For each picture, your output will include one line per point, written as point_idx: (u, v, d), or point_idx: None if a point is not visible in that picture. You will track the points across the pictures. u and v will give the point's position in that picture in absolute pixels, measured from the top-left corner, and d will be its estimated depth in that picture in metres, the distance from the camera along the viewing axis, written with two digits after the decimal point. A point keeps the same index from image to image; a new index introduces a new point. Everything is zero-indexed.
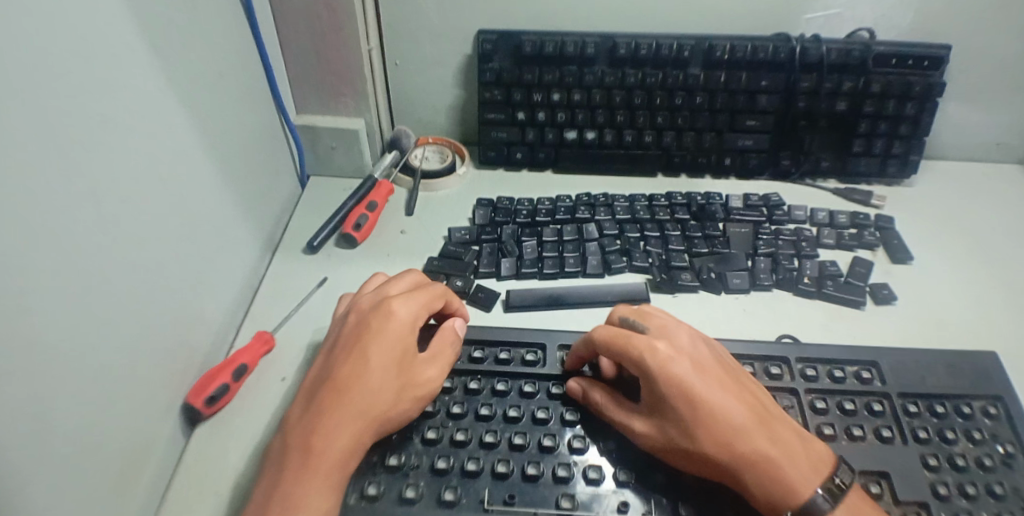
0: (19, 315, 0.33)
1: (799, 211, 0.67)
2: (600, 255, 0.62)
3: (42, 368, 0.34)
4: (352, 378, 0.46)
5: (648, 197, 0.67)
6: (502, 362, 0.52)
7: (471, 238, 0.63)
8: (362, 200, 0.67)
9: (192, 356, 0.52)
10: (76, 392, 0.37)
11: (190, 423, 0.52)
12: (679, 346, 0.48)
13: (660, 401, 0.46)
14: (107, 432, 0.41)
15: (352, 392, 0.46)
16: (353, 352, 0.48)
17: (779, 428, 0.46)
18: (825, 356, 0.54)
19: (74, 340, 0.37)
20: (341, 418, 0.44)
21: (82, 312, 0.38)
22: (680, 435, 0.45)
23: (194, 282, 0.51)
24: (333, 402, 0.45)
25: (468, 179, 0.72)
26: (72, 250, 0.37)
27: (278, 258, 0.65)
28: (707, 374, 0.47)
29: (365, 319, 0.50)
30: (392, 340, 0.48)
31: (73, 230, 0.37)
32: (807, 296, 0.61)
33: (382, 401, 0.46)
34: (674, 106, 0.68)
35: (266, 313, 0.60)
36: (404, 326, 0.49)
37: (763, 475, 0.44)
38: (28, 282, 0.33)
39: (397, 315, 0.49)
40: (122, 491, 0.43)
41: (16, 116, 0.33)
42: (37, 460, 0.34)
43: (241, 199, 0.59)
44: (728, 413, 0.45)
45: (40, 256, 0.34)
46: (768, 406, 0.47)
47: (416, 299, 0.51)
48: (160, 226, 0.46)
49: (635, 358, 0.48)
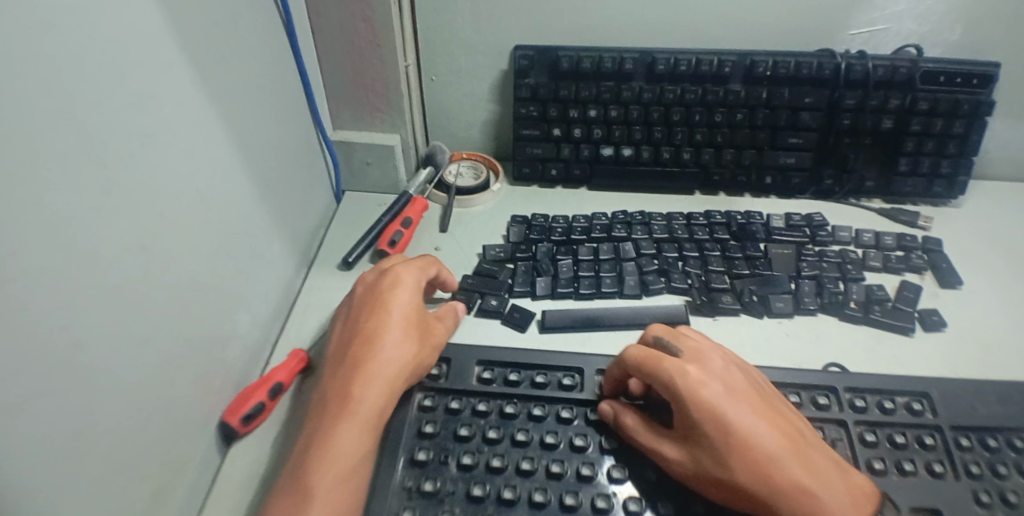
0: (56, 337, 0.33)
1: (843, 231, 0.65)
2: (637, 275, 0.60)
3: (78, 388, 0.34)
4: (372, 332, 0.51)
5: (686, 215, 0.66)
6: (539, 385, 0.52)
7: (506, 255, 0.63)
8: (397, 216, 0.67)
9: (227, 375, 0.52)
10: (112, 410, 0.37)
11: (226, 440, 0.52)
12: (711, 369, 0.47)
13: (690, 425, 0.45)
14: (142, 451, 0.41)
15: (377, 344, 0.50)
16: (368, 312, 0.53)
17: (815, 457, 0.44)
18: (873, 386, 0.52)
19: (110, 360, 0.37)
20: (372, 366, 0.49)
21: (121, 331, 0.38)
22: (712, 462, 0.44)
23: (230, 299, 0.51)
24: (362, 355, 0.50)
25: (501, 195, 0.72)
26: (107, 273, 0.37)
27: (313, 274, 0.65)
28: (740, 399, 0.45)
29: (377, 285, 0.55)
30: (404, 299, 0.53)
31: (111, 252, 0.37)
32: (853, 321, 0.59)
33: (406, 351, 0.50)
34: (713, 123, 0.67)
35: (300, 330, 0.60)
36: (411, 287, 0.55)
37: (800, 505, 0.42)
38: (66, 304, 0.33)
39: (403, 278, 0.55)
40: (156, 511, 0.43)
41: (50, 139, 0.32)
42: (71, 480, 0.34)
43: (276, 215, 0.59)
44: (763, 443, 0.43)
45: (74, 280, 0.34)
46: (806, 434, 0.46)
47: (417, 267, 0.57)
48: (197, 244, 0.46)
49: (665, 381, 0.46)
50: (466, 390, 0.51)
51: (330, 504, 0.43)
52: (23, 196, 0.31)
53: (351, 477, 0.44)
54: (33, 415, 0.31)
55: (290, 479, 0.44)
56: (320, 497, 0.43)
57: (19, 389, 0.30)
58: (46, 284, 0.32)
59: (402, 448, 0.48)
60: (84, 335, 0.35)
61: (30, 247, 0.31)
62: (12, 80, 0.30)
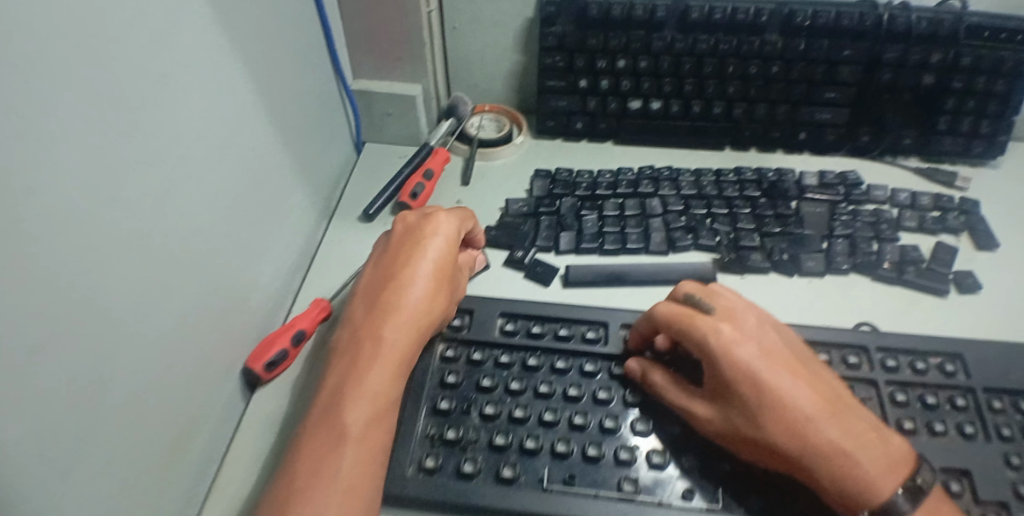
0: (81, 277, 0.33)
1: (879, 190, 0.62)
2: (664, 232, 0.59)
3: (106, 329, 0.34)
4: (411, 277, 0.50)
5: (715, 171, 0.63)
6: (562, 338, 0.51)
7: (529, 210, 0.61)
8: (419, 168, 0.66)
9: (250, 322, 0.52)
10: (137, 353, 0.37)
11: (249, 386, 0.52)
12: (746, 329, 0.46)
13: (722, 384, 0.44)
14: (166, 395, 0.41)
15: (412, 290, 0.49)
16: (406, 254, 0.51)
17: (852, 419, 0.42)
18: (906, 346, 0.50)
19: (133, 303, 0.37)
20: (407, 312, 0.48)
21: (142, 274, 0.37)
22: (743, 421, 0.43)
23: (251, 247, 0.51)
24: (397, 299, 0.48)
25: (525, 149, 0.70)
26: (130, 216, 0.36)
27: (333, 225, 0.64)
28: (775, 360, 0.44)
29: (414, 229, 0.53)
30: (442, 247, 0.52)
31: (133, 194, 0.36)
32: (886, 282, 0.57)
33: (439, 301, 0.50)
34: (747, 76, 0.64)
35: (322, 280, 0.60)
36: (451, 235, 0.53)
37: (836, 469, 0.41)
38: (91, 244, 0.33)
39: (443, 224, 0.53)
40: (181, 453, 0.43)
41: (74, 75, 0.32)
42: (102, 418, 0.35)
43: (297, 164, 0.58)
44: (798, 402, 0.42)
45: (99, 221, 0.34)
46: (843, 397, 0.44)
47: (456, 215, 0.55)
48: (217, 190, 0.46)
49: (696, 339, 0.45)
50: (489, 342, 0.51)
51: (364, 441, 0.42)
52: (44, 134, 0.30)
53: (383, 417, 0.44)
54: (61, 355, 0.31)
55: (321, 413, 0.43)
56: (355, 436, 0.42)
57: (46, 329, 0.30)
58: (71, 225, 0.32)
59: (424, 397, 0.48)
60: (107, 276, 0.34)
61: (55, 187, 0.31)
62: (30, 11, 0.29)
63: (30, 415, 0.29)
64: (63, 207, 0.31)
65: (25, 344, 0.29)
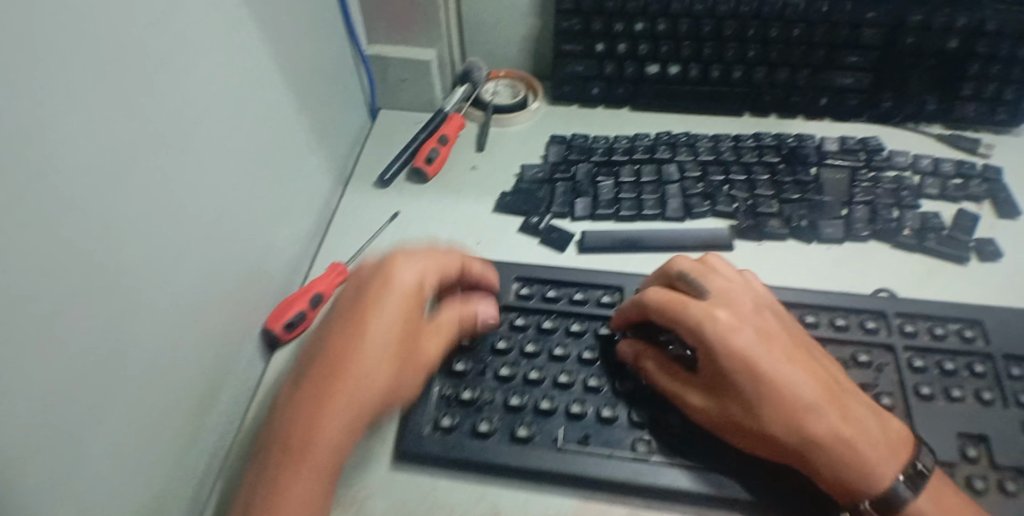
0: (104, 236, 0.33)
1: (900, 157, 0.61)
2: (681, 198, 0.58)
3: (127, 288, 0.35)
4: (353, 352, 0.41)
5: (734, 137, 0.62)
6: (577, 303, 0.52)
7: (544, 176, 0.61)
8: (434, 133, 0.66)
9: (268, 285, 0.52)
10: (158, 315, 0.38)
11: (269, 346, 0.53)
12: (744, 315, 0.44)
13: (720, 375, 0.42)
14: (186, 355, 0.42)
15: (348, 368, 0.41)
16: (351, 319, 0.42)
17: (852, 406, 0.42)
18: (924, 311, 0.50)
19: (153, 265, 0.37)
20: (339, 397, 0.40)
21: (161, 237, 0.38)
22: (741, 412, 0.41)
23: (267, 210, 0.51)
24: (330, 379, 0.40)
25: (540, 114, 0.69)
26: (146, 178, 0.36)
27: (349, 191, 0.64)
28: (774, 346, 0.43)
29: (365, 284, 0.44)
30: (391, 310, 0.43)
31: (152, 158, 0.37)
32: (905, 249, 0.56)
33: (382, 381, 0.41)
34: (768, 39, 0.63)
35: (338, 244, 0.60)
36: (409, 292, 0.44)
37: (837, 458, 0.40)
38: (111, 204, 0.34)
39: (403, 281, 0.44)
40: (202, 411, 0.44)
41: (90, 36, 0.32)
42: (127, 374, 0.36)
43: (313, 128, 0.58)
44: (799, 391, 0.41)
45: (117, 183, 0.34)
46: (840, 383, 0.43)
47: (420, 264, 0.46)
48: (232, 154, 0.46)
49: (692, 327, 0.43)
50: (504, 305, 0.52)
51: None
52: (64, 108, 0.30)
53: None
54: (85, 315, 0.32)
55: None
56: None
57: (67, 292, 0.31)
58: (90, 187, 0.32)
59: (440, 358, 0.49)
60: (128, 235, 0.35)
61: (73, 151, 0.31)
62: None
63: (57, 372, 0.30)
64: (80, 170, 0.31)
65: (45, 306, 0.29)
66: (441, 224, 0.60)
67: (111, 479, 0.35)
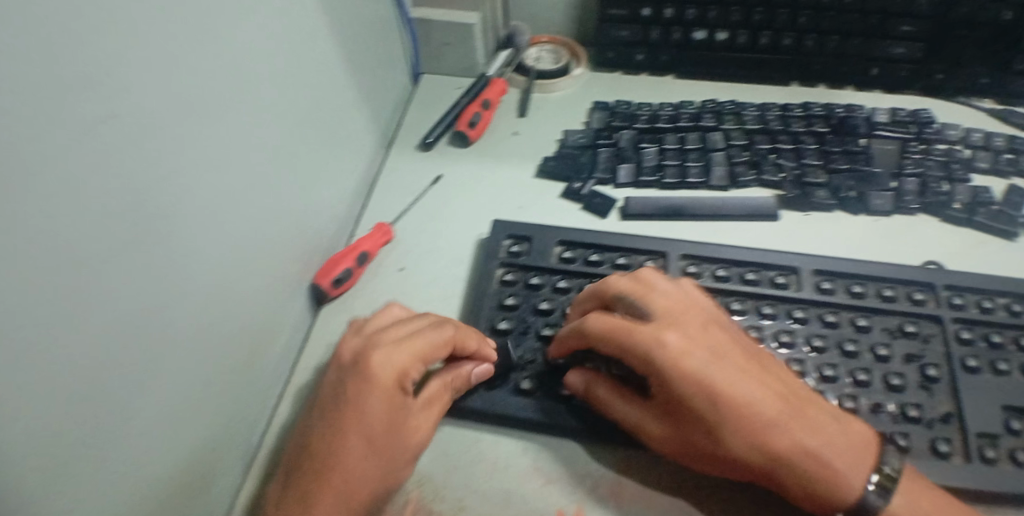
0: (158, 187, 0.34)
1: (951, 130, 0.59)
2: (726, 166, 0.58)
3: (179, 239, 0.36)
4: (331, 451, 0.40)
5: (782, 106, 0.61)
6: (621, 267, 0.52)
7: (587, 141, 0.61)
8: (476, 98, 0.66)
9: (316, 243, 0.53)
10: (208, 269, 0.39)
11: (317, 302, 0.55)
12: (692, 335, 0.43)
13: (676, 399, 0.41)
14: (236, 309, 0.43)
15: (329, 473, 0.40)
16: (331, 413, 0.41)
17: (813, 415, 0.40)
18: (973, 284, 0.50)
19: (204, 219, 0.38)
20: (321, 500, 0.39)
21: (211, 192, 0.39)
22: (704, 438, 0.41)
23: (314, 170, 0.52)
24: (312, 479, 0.40)
25: (583, 80, 0.69)
26: (197, 134, 0.37)
27: (392, 153, 0.65)
28: (724, 363, 0.41)
29: (344, 379, 0.42)
30: (368, 409, 0.41)
31: (202, 114, 0.37)
32: (954, 223, 0.56)
33: (365, 477, 0.40)
34: (820, 6, 0.61)
35: (382, 205, 0.61)
36: (387, 387, 0.41)
37: (801, 474, 0.39)
38: (163, 156, 0.34)
39: (380, 376, 0.41)
40: (254, 362, 0.46)
41: None
42: (179, 322, 0.37)
43: (359, 89, 0.58)
44: (755, 409, 0.40)
45: (174, 133, 0.35)
46: (800, 394, 0.41)
47: (399, 353, 0.43)
48: (281, 112, 0.46)
49: (641, 353, 0.42)
50: (548, 268, 0.52)
51: None
52: (125, 58, 0.31)
53: None
54: (137, 264, 0.33)
55: None
56: None
57: (126, 237, 0.32)
58: (150, 136, 0.33)
59: (484, 318, 0.50)
60: (179, 188, 0.36)
61: (133, 99, 0.32)
62: None
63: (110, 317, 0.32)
64: (140, 118, 0.32)
65: (107, 248, 0.31)
66: (484, 189, 0.61)
67: (166, 423, 0.37)
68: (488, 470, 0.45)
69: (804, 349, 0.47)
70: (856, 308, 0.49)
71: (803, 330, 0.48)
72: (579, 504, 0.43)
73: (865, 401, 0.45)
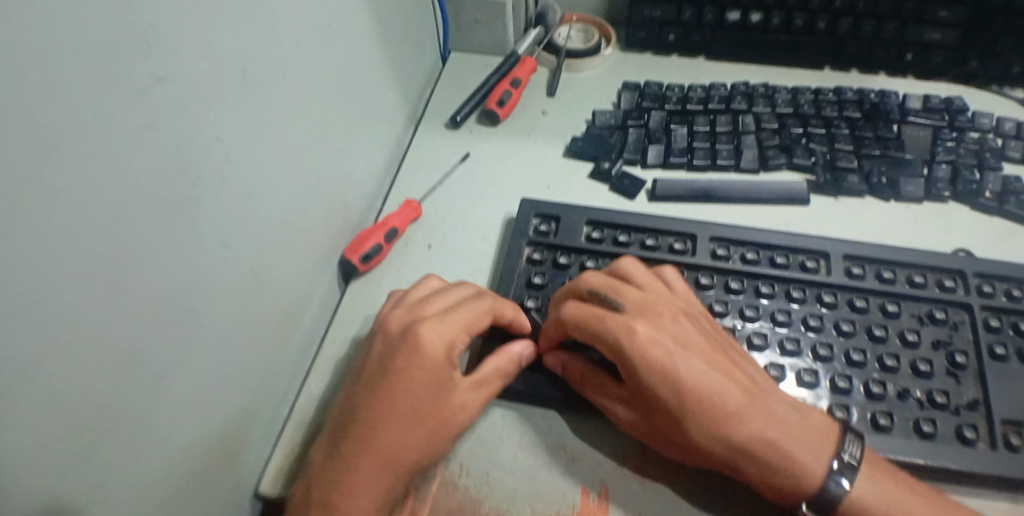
0: (193, 155, 0.35)
1: (985, 118, 0.59)
2: (757, 149, 0.58)
3: (212, 209, 0.37)
4: (373, 421, 0.41)
5: (814, 90, 0.61)
6: (649, 248, 0.52)
7: (616, 122, 0.61)
8: (506, 76, 0.66)
9: (346, 217, 0.54)
10: (240, 238, 0.40)
11: (345, 277, 0.55)
12: (661, 325, 0.43)
13: (642, 389, 0.42)
14: (268, 279, 0.43)
15: (374, 440, 0.40)
16: (374, 383, 0.42)
17: (776, 408, 0.41)
18: (1003, 273, 0.50)
19: (237, 188, 0.39)
20: (364, 469, 0.39)
21: (244, 163, 0.39)
22: (669, 426, 0.42)
23: (345, 144, 0.52)
24: (354, 448, 0.40)
25: (612, 61, 0.69)
26: (232, 103, 0.37)
27: (420, 131, 0.65)
28: (692, 353, 0.42)
29: (393, 349, 0.43)
30: (417, 377, 0.42)
31: (237, 83, 0.38)
32: (985, 212, 0.55)
33: (410, 446, 0.41)
34: None
35: (410, 182, 0.61)
36: (437, 356, 0.42)
37: (763, 464, 0.40)
38: (198, 125, 0.35)
39: (428, 347, 0.42)
40: (284, 333, 0.47)
41: None
42: (212, 290, 0.37)
43: (390, 64, 0.58)
44: (721, 398, 0.40)
45: (210, 100, 0.35)
46: (764, 388, 0.42)
47: (448, 324, 0.44)
48: (316, 84, 0.46)
49: (610, 343, 0.43)
50: (576, 247, 0.52)
51: None
52: (167, 25, 0.32)
53: None
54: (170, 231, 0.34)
55: None
56: None
57: (163, 201, 0.33)
58: (187, 103, 0.34)
59: (512, 295, 0.51)
60: (212, 157, 0.36)
61: (172, 66, 0.32)
62: None
63: (145, 281, 0.32)
64: (179, 85, 0.33)
65: (145, 211, 0.32)
66: (512, 167, 0.61)
67: (198, 387, 0.37)
68: (513, 447, 0.45)
69: (831, 334, 0.47)
70: (885, 294, 0.49)
71: (831, 315, 0.48)
72: (603, 482, 0.44)
73: (892, 387, 0.45)
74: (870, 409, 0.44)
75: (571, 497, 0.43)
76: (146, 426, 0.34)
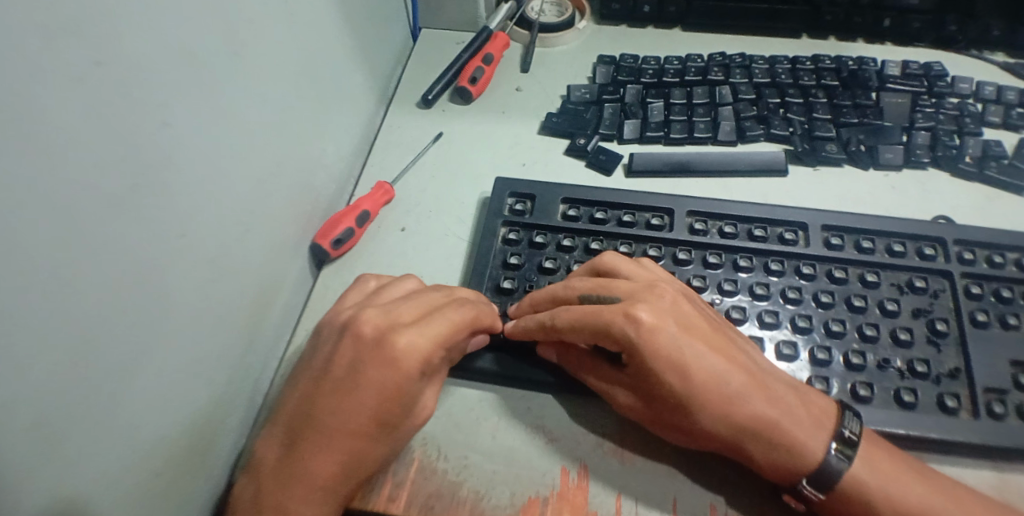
0: (150, 138, 0.33)
1: (963, 83, 0.58)
2: (734, 121, 0.57)
3: (173, 194, 0.35)
4: (340, 433, 0.39)
5: (792, 58, 0.60)
6: (626, 224, 0.51)
7: (591, 97, 0.60)
8: (477, 53, 0.64)
9: (316, 201, 0.52)
10: (205, 225, 0.38)
11: (317, 263, 0.54)
12: (662, 307, 0.42)
13: (647, 376, 0.41)
14: (235, 266, 0.42)
15: (332, 446, 0.39)
16: (338, 393, 0.40)
17: (781, 392, 0.40)
18: (984, 240, 0.49)
19: (200, 172, 0.37)
20: (320, 473, 0.39)
21: (207, 145, 0.38)
22: (673, 411, 0.41)
23: (312, 126, 0.50)
24: (315, 450, 0.39)
25: (586, 35, 0.67)
26: (190, 82, 0.36)
27: (392, 111, 0.63)
28: (695, 336, 0.41)
29: (364, 354, 0.40)
30: (386, 389, 0.40)
31: (194, 63, 0.36)
32: (965, 178, 0.55)
33: (371, 454, 0.40)
34: None
35: (382, 164, 0.59)
36: (411, 372, 0.40)
37: (766, 442, 0.39)
38: (154, 106, 0.33)
39: (405, 357, 0.40)
40: (255, 322, 0.46)
41: None
42: (178, 279, 0.36)
43: (356, 41, 0.56)
44: (725, 382, 0.40)
45: (165, 79, 0.34)
46: (767, 373, 0.41)
47: (429, 333, 0.41)
48: (277, 63, 0.45)
49: (613, 335, 0.41)
50: (551, 226, 0.51)
51: None
52: (108, 3, 0.30)
53: None
54: (129, 216, 0.32)
55: None
56: None
57: (119, 186, 0.32)
58: (140, 83, 0.32)
59: (487, 277, 0.50)
60: (171, 140, 0.35)
61: (119, 44, 0.31)
62: None
63: (102, 270, 0.31)
64: (129, 63, 0.32)
65: (99, 195, 0.30)
66: (486, 146, 0.60)
67: (168, 379, 0.36)
68: (491, 430, 0.45)
69: (811, 305, 0.47)
70: (864, 264, 0.48)
71: (810, 286, 0.47)
72: (582, 461, 0.43)
73: (872, 357, 0.44)
74: (850, 379, 0.44)
75: (551, 478, 0.43)
76: (116, 419, 0.33)
